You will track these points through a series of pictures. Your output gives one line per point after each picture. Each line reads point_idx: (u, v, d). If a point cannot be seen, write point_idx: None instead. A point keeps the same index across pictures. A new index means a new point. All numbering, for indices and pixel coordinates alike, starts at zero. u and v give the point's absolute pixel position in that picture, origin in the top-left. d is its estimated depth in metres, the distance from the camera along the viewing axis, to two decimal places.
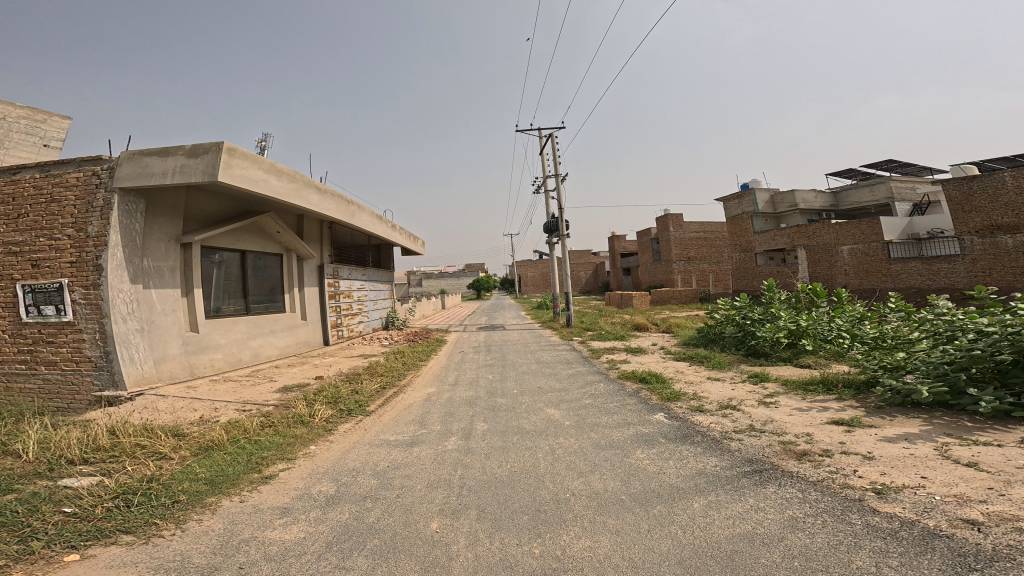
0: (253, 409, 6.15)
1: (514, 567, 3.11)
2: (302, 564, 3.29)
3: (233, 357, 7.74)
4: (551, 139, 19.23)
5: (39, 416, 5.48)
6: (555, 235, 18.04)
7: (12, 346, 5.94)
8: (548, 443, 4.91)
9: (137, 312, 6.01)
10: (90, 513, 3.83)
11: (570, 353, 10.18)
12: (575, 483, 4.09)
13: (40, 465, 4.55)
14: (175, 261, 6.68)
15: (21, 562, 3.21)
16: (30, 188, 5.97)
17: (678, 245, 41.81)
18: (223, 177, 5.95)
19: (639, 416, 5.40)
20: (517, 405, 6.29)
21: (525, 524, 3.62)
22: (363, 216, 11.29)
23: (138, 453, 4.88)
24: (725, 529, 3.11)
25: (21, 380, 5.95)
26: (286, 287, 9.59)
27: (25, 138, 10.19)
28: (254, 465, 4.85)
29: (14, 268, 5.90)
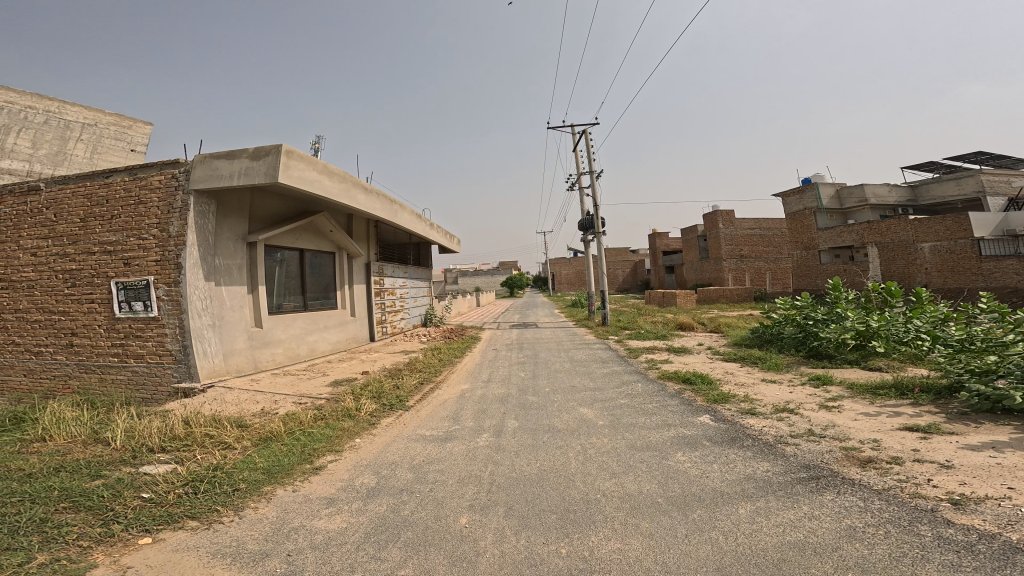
0: (308, 402, 6.51)
1: (539, 567, 3.07)
2: (342, 553, 3.41)
3: (292, 353, 8.31)
4: (584, 136, 18.85)
5: (126, 406, 6.15)
6: (591, 233, 17.74)
7: (107, 340, 6.58)
8: (580, 442, 4.74)
9: (209, 308, 6.59)
10: (165, 499, 4.22)
11: (610, 353, 9.84)
12: (605, 484, 3.92)
13: (125, 452, 5.10)
14: (241, 259, 7.27)
15: (103, 543, 3.56)
16: (121, 190, 6.60)
17: (728, 242, 39.47)
18: (283, 180, 6.46)
19: (682, 417, 5.09)
20: (549, 404, 6.15)
21: (554, 522, 3.54)
22: (404, 215, 11.75)
23: (207, 442, 5.34)
24: (774, 537, 2.83)
25: (112, 372, 6.60)
26: (338, 284, 10.17)
27: (117, 144, 12.46)
28: (306, 456, 5.11)
29: (109, 266, 6.54)
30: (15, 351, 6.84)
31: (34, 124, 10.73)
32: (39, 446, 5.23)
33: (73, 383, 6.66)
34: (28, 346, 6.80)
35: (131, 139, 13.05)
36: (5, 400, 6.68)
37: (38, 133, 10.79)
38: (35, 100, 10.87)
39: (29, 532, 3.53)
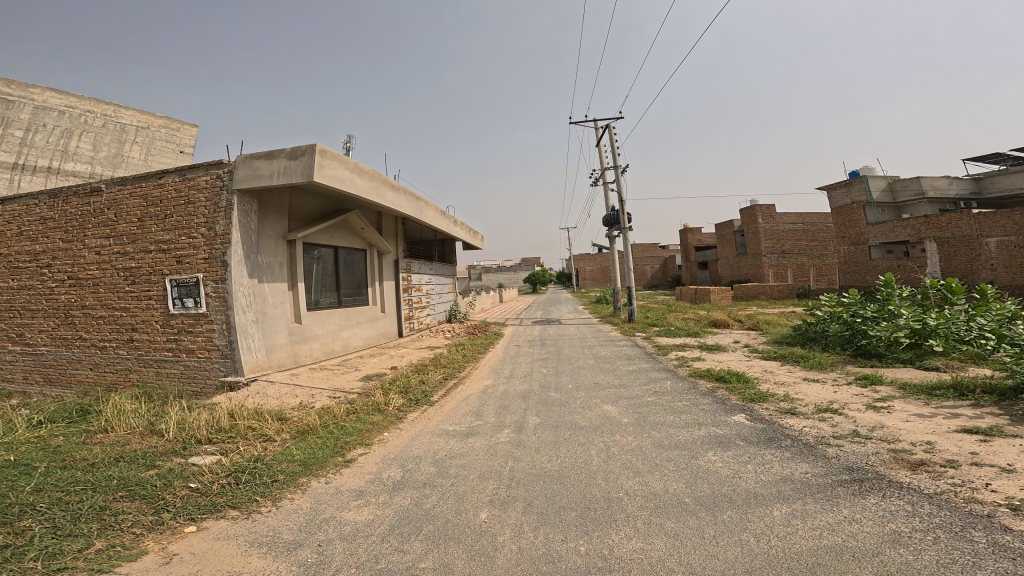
0: (342, 396, 6.71)
1: (556, 564, 3.03)
2: (368, 544, 3.49)
3: (328, 348, 8.64)
4: (607, 130, 18.40)
5: (179, 400, 6.54)
6: (616, 228, 17.41)
7: (162, 335, 6.93)
8: (603, 440, 4.62)
9: (253, 305, 6.86)
10: (209, 488, 4.45)
11: (639, 350, 9.54)
12: (628, 482, 3.80)
13: (176, 444, 5.43)
14: (281, 256, 7.49)
15: (154, 531, 3.78)
16: (173, 190, 6.81)
17: (768, 237, 37.42)
18: (319, 180, 6.60)
19: (714, 416, 4.85)
20: (572, 401, 6.02)
21: (574, 520, 3.47)
22: (429, 212, 11.98)
23: (250, 434, 5.59)
24: (810, 540, 2.63)
25: (167, 366, 6.98)
26: (369, 281, 10.47)
27: (167, 145, 15.32)
28: (339, 449, 5.23)
29: (163, 264, 6.80)
30: (83, 346, 7.30)
31: (94, 127, 13.48)
32: (101, 437, 5.66)
33: (133, 376, 7.08)
34: (93, 341, 7.24)
35: (180, 142, 15.91)
36: (74, 392, 7.19)
37: (95, 137, 13.56)
38: (94, 106, 13.60)
39: (90, 519, 3.80)
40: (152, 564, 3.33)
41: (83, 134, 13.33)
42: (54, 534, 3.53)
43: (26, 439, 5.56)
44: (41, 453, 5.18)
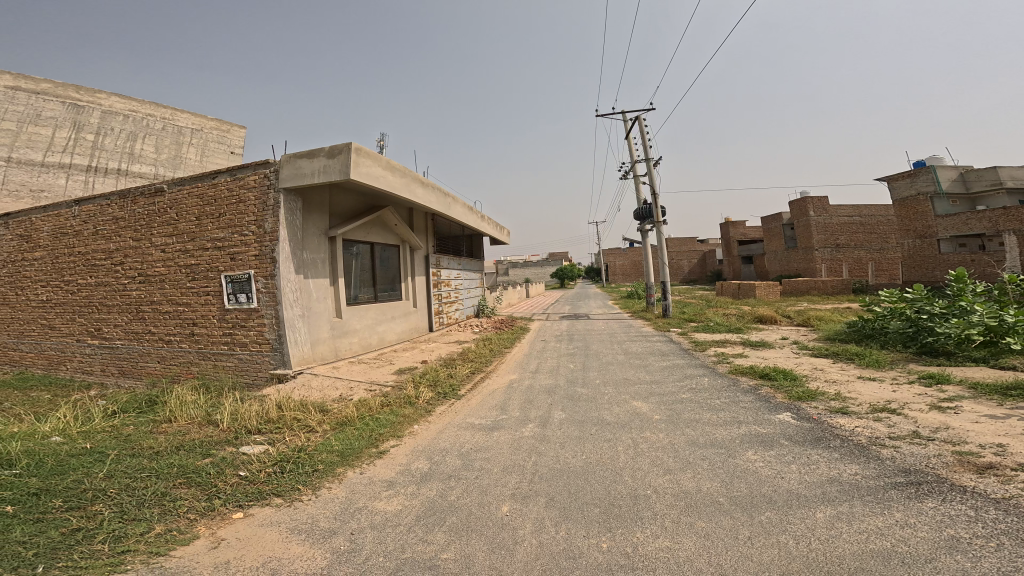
0: (377, 389, 6.91)
1: (577, 560, 2.94)
2: (397, 534, 3.55)
3: (365, 342, 8.99)
4: (637, 122, 17.76)
5: (233, 391, 6.97)
6: (649, 221, 16.90)
7: (219, 329, 7.41)
8: (631, 436, 4.46)
9: (300, 300, 7.22)
10: (257, 477, 4.66)
11: (674, 346, 9.15)
12: (657, 480, 3.64)
13: (228, 433, 5.71)
14: (323, 252, 7.84)
15: (205, 517, 3.99)
16: (226, 190, 7.20)
17: (820, 230, 34.87)
18: (356, 177, 6.86)
19: (758, 415, 4.53)
20: (599, 396, 5.85)
21: (597, 516, 3.35)
22: (458, 208, 12.14)
23: (295, 425, 5.81)
24: (853, 544, 2.40)
25: (224, 359, 7.47)
26: (402, 276, 10.79)
27: (218, 146, 18.22)
28: (373, 440, 5.35)
29: (219, 261, 7.26)
30: (151, 339, 7.93)
31: (154, 131, 16.46)
32: (166, 427, 6.09)
33: (195, 369, 7.64)
34: (160, 335, 7.85)
35: (229, 143, 18.91)
36: (144, 383, 7.85)
37: (158, 139, 16.61)
38: (154, 110, 16.51)
39: (152, 504, 4.06)
40: (202, 549, 3.51)
41: (149, 138, 16.39)
42: (121, 518, 3.79)
43: (102, 428, 6.11)
44: (115, 442, 5.62)
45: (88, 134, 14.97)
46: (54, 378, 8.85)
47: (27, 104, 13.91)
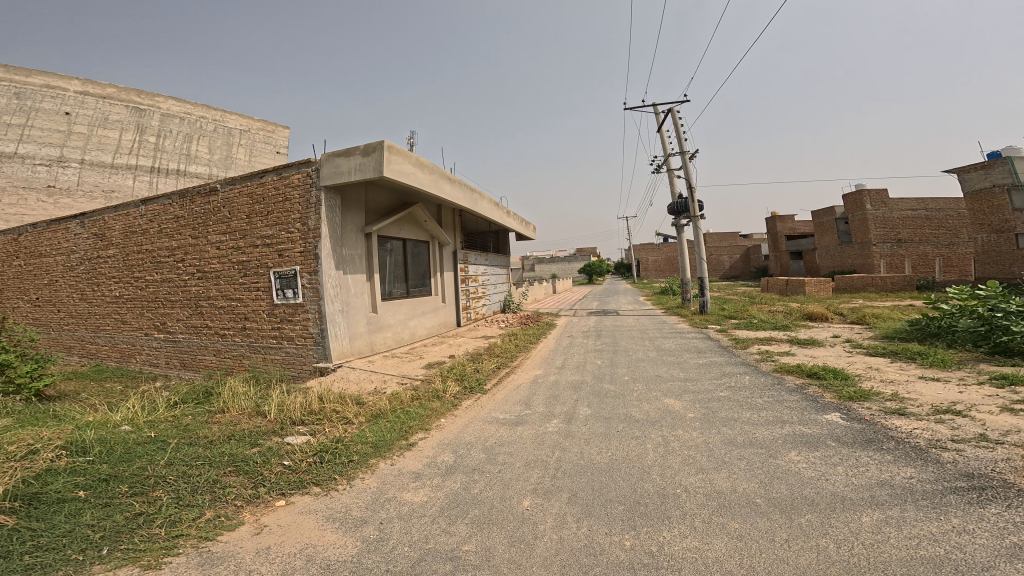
0: (408, 382, 7.06)
1: (597, 557, 2.84)
2: (422, 525, 3.58)
3: (398, 337, 9.24)
4: (670, 113, 17.18)
5: (280, 383, 7.34)
6: (685, 216, 16.34)
7: (269, 323, 7.85)
8: (662, 434, 4.32)
9: (339, 295, 7.54)
10: (299, 466, 4.80)
11: (712, 343, 8.77)
12: (689, 479, 3.47)
13: (274, 424, 5.89)
14: (360, 249, 8.13)
15: (251, 504, 4.14)
16: (273, 188, 7.58)
17: (878, 224, 32.09)
18: (389, 174, 7.11)
19: (802, 414, 4.27)
20: (628, 393, 5.70)
21: (620, 514, 3.23)
22: (485, 203, 12.26)
23: (334, 417, 5.96)
24: (901, 549, 2.21)
25: (273, 352, 7.89)
26: (432, 272, 11.01)
27: (263, 146, 22.33)
28: (402, 433, 5.43)
29: (268, 258, 7.69)
30: (209, 333, 8.51)
31: (206, 134, 20.43)
32: (220, 417, 6.41)
33: (247, 362, 8.12)
34: (217, 329, 8.40)
35: (275, 142, 22.92)
36: (203, 375, 8.44)
37: (211, 140, 20.54)
38: (208, 114, 20.39)
39: (204, 491, 4.25)
40: (246, 534, 3.66)
41: (203, 139, 20.21)
42: (177, 504, 4.01)
43: (165, 418, 6.58)
44: (175, 431, 5.95)
45: (150, 136, 18.67)
46: (126, 370, 9.69)
47: (96, 109, 17.43)
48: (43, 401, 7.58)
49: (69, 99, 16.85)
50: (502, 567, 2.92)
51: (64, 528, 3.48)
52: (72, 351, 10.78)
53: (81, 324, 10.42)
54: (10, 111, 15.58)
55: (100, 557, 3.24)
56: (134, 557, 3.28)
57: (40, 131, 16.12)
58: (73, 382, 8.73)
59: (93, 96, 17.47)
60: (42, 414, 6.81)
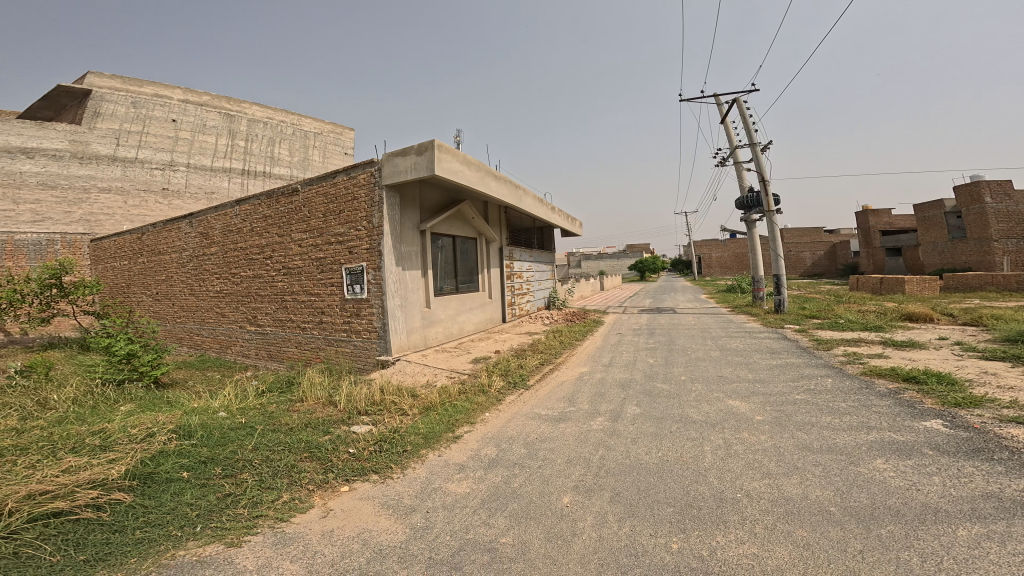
0: (455, 376, 7.22)
1: (639, 558, 2.64)
2: (463, 515, 3.55)
3: (448, 332, 9.51)
4: (736, 103, 16.11)
5: (348, 375, 7.83)
6: (756, 211, 15.20)
7: (341, 317, 8.42)
8: (723, 436, 4.10)
9: (399, 291, 7.93)
10: (362, 454, 4.90)
11: (789, 344, 8.02)
12: (752, 484, 3.19)
13: (343, 414, 6.14)
14: (416, 246, 8.49)
15: (321, 488, 4.27)
16: (343, 188, 8.17)
17: (1000, 216, 27.64)
18: (441, 172, 7.41)
19: (894, 420, 3.97)
20: (685, 393, 5.51)
21: (668, 515, 2.99)
22: (530, 199, 12.31)
23: (392, 408, 6.16)
24: (1003, 568, 2.04)
25: (342, 345, 8.45)
26: (480, 268, 11.20)
27: (335, 147, 26.01)
28: (450, 425, 5.49)
29: (339, 254, 8.29)
30: (291, 327, 9.33)
31: (289, 136, 23.82)
32: (299, 405, 6.87)
33: (323, 354, 8.78)
34: (298, 323, 9.19)
35: (344, 143, 26.32)
36: (286, 366, 9.27)
37: (292, 144, 23.92)
38: (288, 119, 23.93)
39: (283, 475, 4.47)
40: (315, 517, 3.78)
41: (284, 142, 23.47)
42: (259, 486, 4.23)
43: (254, 405, 7.24)
44: (262, 418, 6.34)
45: (239, 139, 21.76)
46: (224, 360, 10.91)
47: (195, 115, 20.42)
48: (158, 387, 8.74)
49: (174, 107, 19.91)
50: (537, 562, 2.81)
51: (169, 506, 3.78)
52: (183, 342, 12.37)
53: (190, 317, 11.91)
54: (130, 120, 18.58)
55: (194, 533, 3.46)
56: (220, 534, 3.46)
57: (154, 138, 19.09)
58: (183, 370, 10.00)
59: (193, 104, 20.50)
60: (157, 399, 7.84)
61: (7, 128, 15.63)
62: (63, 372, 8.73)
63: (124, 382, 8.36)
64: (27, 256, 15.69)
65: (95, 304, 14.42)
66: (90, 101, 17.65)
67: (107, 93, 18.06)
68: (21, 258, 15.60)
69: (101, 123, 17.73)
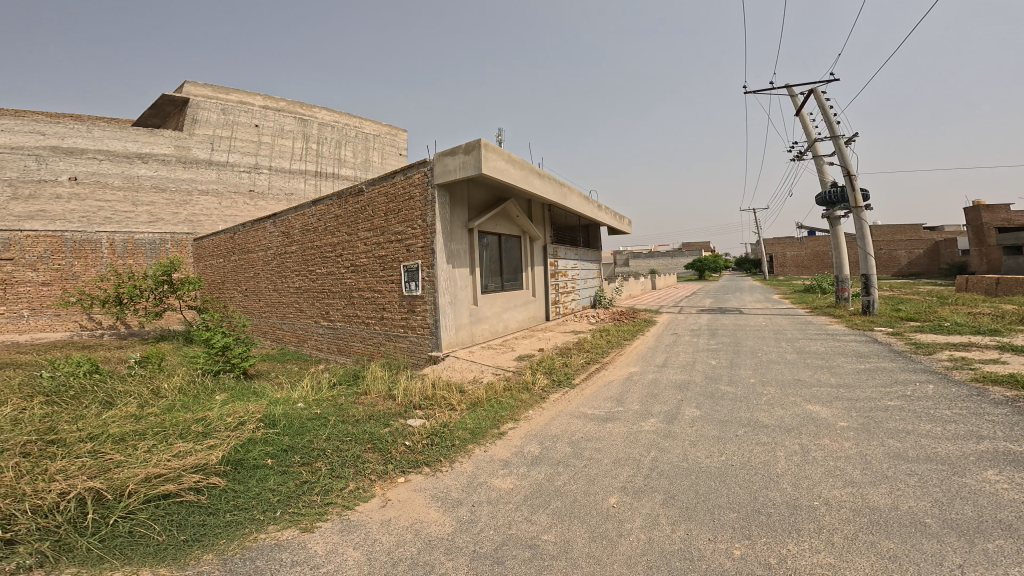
0: (500, 373, 7.28)
1: (695, 562, 2.46)
2: (506, 511, 3.49)
3: (493, 329, 9.61)
4: (813, 94, 14.82)
5: (404, 370, 8.15)
6: (841, 208, 13.85)
7: (398, 314, 8.77)
8: (800, 442, 3.76)
9: (448, 289, 8.16)
10: (417, 448, 4.98)
11: (880, 347, 7.22)
12: (832, 492, 2.96)
13: (399, 407, 6.32)
14: (464, 244, 8.67)
15: (380, 480, 4.36)
16: (402, 188, 8.57)
17: None
18: (488, 171, 7.55)
19: (1012, 429, 3.57)
20: (754, 395, 5.12)
21: (731, 521, 2.78)
22: (575, 198, 12.17)
23: (441, 403, 6.29)
24: None
25: (400, 340, 8.81)
26: (524, 266, 11.20)
27: (392, 146, 28.00)
28: (496, 422, 5.48)
29: (398, 252, 8.69)
30: (357, 323, 9.90)
31: (353, 140, 26.05)
32: (362, 398, 7.21)
33: (383, 350, 9.20)
34: (363, 319, 9.72)
35: (400, 144, 28.14)
36: (353, 360, 9.82)
37: (355, 147, 26.15)
38: (351, 121, 26.18)
39: (349, 465, 4.60)
40: (374, 506, 3.87)
41: (348, 145, 25.73)
42: (330, 474, 4.38)
43: (327, 396, 7.72)
44: (333, 409, 6.69)
45: (312, 142, 24.27)
46: (301, 353, 11.81)
47: (274, 120, 22.86)
48: (247, 378, 9.62)
49: (256, 113, 22.23)
50: (581, 562, 2.67)
51: (255, 491, 3.94)
52: (267, 335, 13.57)
53: (273, 312, 13.06)
54: (221, 126, 20.96)
55: (273, 518, 3.61)
56: (297, 520, 3.60)
57: (241, 142, 21.53)
58: (267, 362, 10.96)
59: (271, 110, 22.81)
60: (246, 389, 8.61)
61: (125, 135, 18.35)
62: (172, 363, 9.92)
63: (219, 372, 9.27)
64: (144, 255, 17.95)
65: (196, 299, 16.32)
66: (189, 109, 20.11)
67: (201, 101, 20.49)
68: (140, 257, 17.92)
69: (198, 129, 20.23)
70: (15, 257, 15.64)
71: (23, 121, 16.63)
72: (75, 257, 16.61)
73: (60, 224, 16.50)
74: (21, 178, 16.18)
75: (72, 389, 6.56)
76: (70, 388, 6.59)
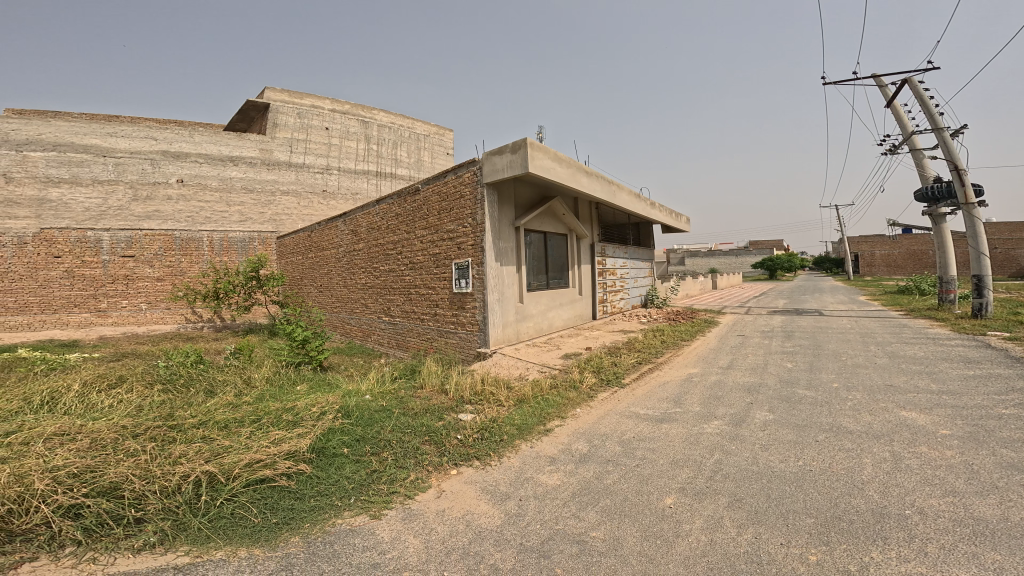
0: (546, 371, 7.24)
1: (764, 566, 2.28)
2: (554, 506, 3.43)
3: (539, 327, 9.60)
4: (907, 84, 13.33)
5: (453, 365, 8.37)
6: (947, 204, 12.23)
7: (450, 311, 9.01)
8: (889, 450, 3.35)
9: (496, 287, 8.26)
10: (468, 441, 5.03)
11: (994, 353, 6.25)
12: (927, 500, 2.63)
13: (451, 402, 6.45)
14: (511, 242, 8.74)
15: (436, 472, 4.46)
16: (454, 187, 8.81)
17: None
18: (535, 170, 7.58)
19: None
20: (837, 400, 4.65)
21: (808, 526, 2.54)
22: (625, 196, 11.84)
23: (490, 399, 6.34)
24: None
25: (451, 336, 9.05)
26: (571, 264, 11.06)
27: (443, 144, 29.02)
28: (542, 419, 5.42)
29: (450, 250, 8.94)
30: (414, 319, 10.30)
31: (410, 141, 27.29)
32: (419, 392, 7.46)
33: (437, 345, 9.49)
34: (418, 314, 10.10)
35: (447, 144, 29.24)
36: (410, 355, 10.23)
37: (410, 147, 27.37)
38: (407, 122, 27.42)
39: (410, 455, 4.75)
40: (431, 496, 3.96)
41: (404, 145, 26.94)
42: (395, 464, 4.54)
43: (390, 389, 8.09)
44: (395, 402, 6.96)
45: (373, 143, 25.60)
46: (367, 347, 12.49)
47: (342, 123, 24.37)
48: (321, 369, 10.34)
49: (326, 117, 23.84)
50: (631, 559, 2.56)
51: (335, 478, 4.16)
52: (337, 328, 14.53)
53: (343, 307, 13.94)
54: (298, 129, 22.77)
55: (348, 505, 3.80)
56: (367, 507, 3.77)
57: (315, 144, 23.25)
58: (338, 355, 11.70)
59: (339, 113, 24.43)
60: (322, 381, 9.28)
61: (219, 140, 20.30)
62: (260, 355, 10.91)
63: (300, 364, 10.04)
64: (237, 252, 20.29)
65: (279, 294, 17.89)
66: (270, 113, 22.07)
67: (280, 107, 22.38)
68: (233, 254, 20.25)
69: (279, 133, 22.10)
70: (136, 254, 18.31)
71: (139, 128, 18.82)
72: (183, 253, 19.12)
73: (171, 223, 18.95)
74: (140, 180, 18.57)
75: (183, 378, 7.41)
76: (181, 377, 7.41)
